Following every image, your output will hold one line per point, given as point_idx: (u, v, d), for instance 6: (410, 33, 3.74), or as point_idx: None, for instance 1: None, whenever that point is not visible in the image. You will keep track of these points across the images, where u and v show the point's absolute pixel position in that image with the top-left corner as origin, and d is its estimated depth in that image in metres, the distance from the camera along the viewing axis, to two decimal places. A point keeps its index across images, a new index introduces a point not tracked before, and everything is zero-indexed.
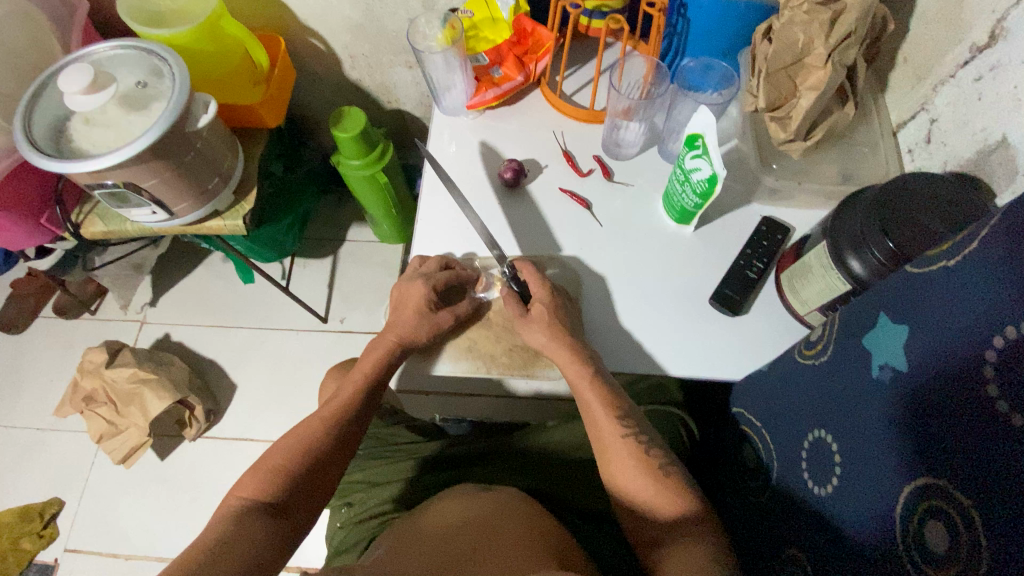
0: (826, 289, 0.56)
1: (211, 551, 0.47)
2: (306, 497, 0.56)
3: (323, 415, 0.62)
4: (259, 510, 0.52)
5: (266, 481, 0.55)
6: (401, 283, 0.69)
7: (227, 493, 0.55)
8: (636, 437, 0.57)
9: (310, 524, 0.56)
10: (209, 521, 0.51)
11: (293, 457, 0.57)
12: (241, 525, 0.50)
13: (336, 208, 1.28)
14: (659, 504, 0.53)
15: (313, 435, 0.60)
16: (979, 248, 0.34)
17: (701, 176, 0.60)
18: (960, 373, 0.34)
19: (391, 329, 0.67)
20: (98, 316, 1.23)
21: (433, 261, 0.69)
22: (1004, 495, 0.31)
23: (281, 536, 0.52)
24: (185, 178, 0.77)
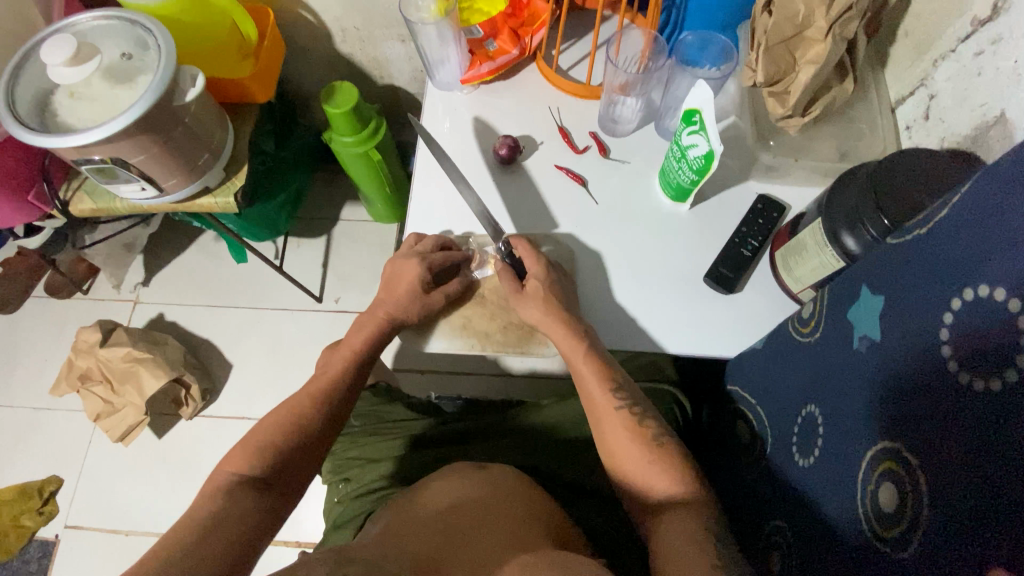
0: (820, 266, 0.56)
1: (201, 528, 0.47)
2: (294, 471, 0.56)
3: (309, 389, 0.62)
4: (250, 484, 0.53)
5: (254, 456, 0.55)
6: (394, 260, 0.68)
7: (215, 468, 0.55)
8: (630, 409, 0.58)
9: (297, 497, 0.56)
10: (199, 495, 0.51)
11: (282, 432, 0.57)
12: (231, 502, 0.50)
13: (329, 186, 1.27)
14: (654, 484, 0.54)
15: (304, 411, 0.59)
16: (946, 218, 0.35)
17: (698, 153, 0.60)
18: (923, 340, 0.36)
19: (382, 305, 0.67)
20: (91, 296, 1.23)
21: (427, 240, 0.69)
22: (965, 446, 0.32)
23: (269, 511, 0.52)
24: (174, 154, 0.75)
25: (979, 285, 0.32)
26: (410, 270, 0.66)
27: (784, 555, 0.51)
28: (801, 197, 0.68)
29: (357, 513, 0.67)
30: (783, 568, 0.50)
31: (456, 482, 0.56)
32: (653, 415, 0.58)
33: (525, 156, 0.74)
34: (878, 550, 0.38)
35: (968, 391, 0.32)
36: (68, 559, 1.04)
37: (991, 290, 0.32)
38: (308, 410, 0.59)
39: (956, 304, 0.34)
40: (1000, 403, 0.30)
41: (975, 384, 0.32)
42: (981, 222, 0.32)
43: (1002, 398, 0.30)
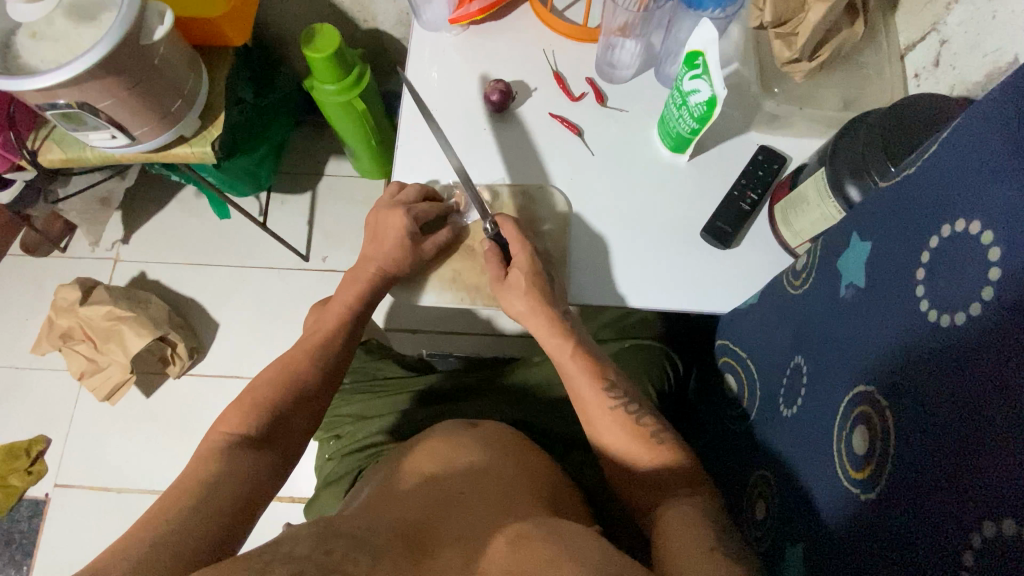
0: (822, 218, 0.54)
1: (207, 484, 0.47)
2: (292, 428, 0.56)
3: (302, 346, 0.62)
4: (248, 444, 0.52)
5: (251, 415, 0.55)
6: (378, 212, 0.66)
7: (209, 428, 0.54)
8: (625, 408, 0.56)
9: (297, 451, 0.57)
10: (196, 456, 0.50)
11: (280, 393, 0.57)
12: (232, 458, 0.50)
13: (313, 140, 1.22)
14: (633, 454, 0.53)
15: (297, 372, 0.59)
16: (933, 158, 0.35)
17: (700, 99, 0.57)
18: (903, 282, 0.36)
19: (368, 260, 0.66)
20: (69, 254, 1.18)
21: (412, 191, 0.66)
22: (939, 381, 0.32)
23: (273, 468, 0.52)
24: (144, 98, 0.70)
25: (957, 220, 0.33)
26: (396, 221, 0.64)
27: (768, 503, 0.50)
28: (804, 148, 0.67)
29: (349, 471, 0.67)
30: (763, 516, 0.50)
31: (456, 450, 0.54)
32: (650, 411, 0.56)
33: (517, 105, 0.71)
34: (848, 492, 0.38)
35: (942, 326, 0.32)
36: (61, 517, 1.04)
37: (968, 224, 0.32)
38: (301, 371, 0.59)
39: (933, 242, 0.34)
40: (980, 331, 0.30)
41: (948, 318, 0.32)
42: (967, 157, 0.32)
43: (974, 329, 0.30)
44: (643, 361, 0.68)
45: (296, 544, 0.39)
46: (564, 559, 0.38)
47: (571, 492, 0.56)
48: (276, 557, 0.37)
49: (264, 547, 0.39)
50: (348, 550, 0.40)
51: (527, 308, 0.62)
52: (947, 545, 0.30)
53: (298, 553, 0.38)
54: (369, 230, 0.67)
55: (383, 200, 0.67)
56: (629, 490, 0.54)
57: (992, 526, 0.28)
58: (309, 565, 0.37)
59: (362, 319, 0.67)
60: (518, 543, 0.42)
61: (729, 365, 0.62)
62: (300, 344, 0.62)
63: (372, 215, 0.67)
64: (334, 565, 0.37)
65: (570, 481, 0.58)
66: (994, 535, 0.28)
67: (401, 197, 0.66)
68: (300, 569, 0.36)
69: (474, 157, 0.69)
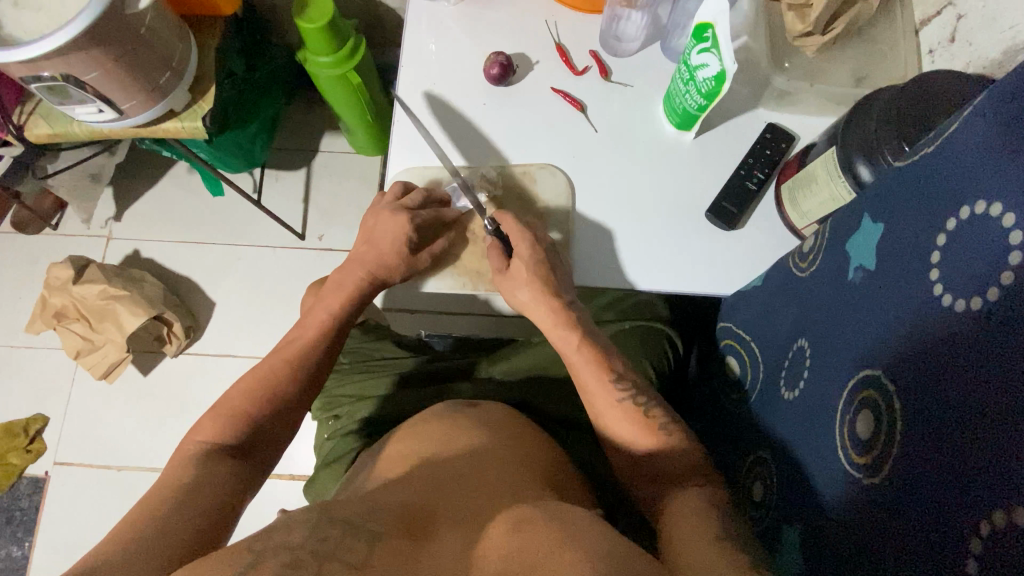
0: (831, 200, 0.53)
1: (179, 494, 0.45)
2: (269, 437, 0.55)
3: (279, 354, 0.60)
4: (221, 452, 0.51)
5: (227, 425, 0.54)
6: (377, 214, 0.65)
7: (183, 440, 0.53)
8: (633, 400, 0.54)
9: (272, 464, 0.56)
10: (171, 465, 0.49)
11: (253, 400, 0.56)
12: (206, 468, 0.49)
13: (308, 115, 1.19)
14: (635, 439, 0.53)
15: (277, 376, 0.58)
16: (953, 136, 0.34)
17: (708, 73, 0.55)
18: (916, 265, 0.35)
19: (359, 262, 0.65)
20: (60, 231, 1.16)
21: (416, 194, 0.65)
22: (949, 368, 0.31)
23: (247, 475, 0.51)
24: (132, 70, 0.68)
25: (976, 202, 0.31)
26: (396, 227, 0.63)
27: (766, 485, 0.50)
28: (811, 126, 0.65)
29: (349, 451, 0.67)
30: (761, 497, 0.50)
31: (461, 433, 0.54)
32: (658, 402, 0.55)
33: (518, 79, 0.69)
34: (850, 477, 0.38)
35: (956, 312, 0.32)
36: (62, 494, 1.05)
37: (987, 207, 0.31)
38: (282, 375, 0.58)
39: (950, 225, 0.33)
40: (993, 317, 0.29)
41: (962, 304, 0.31)
42: (990, 136, 0.31)
43: (990, 316, 0.30)
44: (644, 344, 0.68)
45: (290, 533, 0.39)
46: (568, 543, 0.38)
47: (569, 471, 0.56)
48: (269, 547, 0.37)
49: (255, 537, 0.39)
50: (344, 538, 0.39)
51: (530, 300, 0.60)
52: (953, 533, 0.30)
53: (291, 542, 0.38)
54: (364, 230, 0.67)
55: (382, 200, 0.67)
56: (634, 481, 0.53)
57: (1001, 516, 0.27)
58: (304, 553, 0.36)
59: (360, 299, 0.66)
60: (520, 527, 0.41)
61: (731, 348, 0.62)
62: (300, 337, 0.62)
63: (370, 216, 0.67)
64: (330, 553, 0.37)
65: (569, 462, 0.58)
66: (1003, 524, 0.27)
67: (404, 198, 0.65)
68: (294, 559, 0.36)
69: (473, 134, 0.68)
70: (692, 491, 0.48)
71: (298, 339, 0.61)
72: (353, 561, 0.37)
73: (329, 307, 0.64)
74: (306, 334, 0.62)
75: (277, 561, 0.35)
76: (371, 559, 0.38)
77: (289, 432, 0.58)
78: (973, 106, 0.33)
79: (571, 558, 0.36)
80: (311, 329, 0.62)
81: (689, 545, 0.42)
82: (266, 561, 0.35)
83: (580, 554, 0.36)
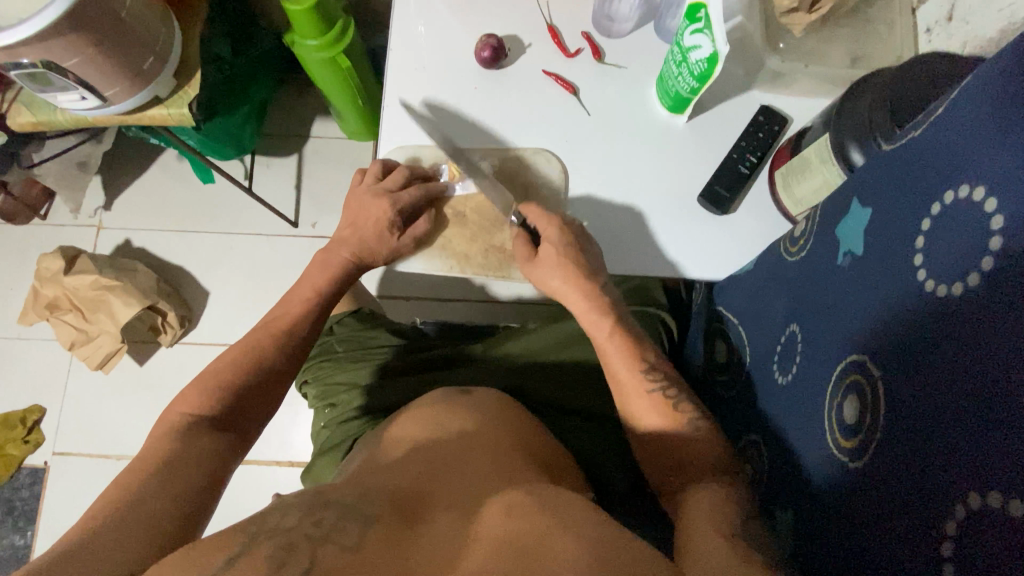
0: (824, 184, 0.53)
1: (163, 465, 0.46)
2: (251, 409, 0.56)
3: (267, 330, 0.61)
4: (204, 423, 0.52)
5: (211, 395, 0.54)
6: (360, 197, 0.66)
7: (166, 410, 0.53)
8: (664, 392, 0.54)
9: (254, 436, 0.56)
10: (154, 434, 0.50)
11: (241, 374, 0.57)
12: (189, 440, 0.49)
13: (298, 100, 1.17)
14: (644, 415, 0.54)
15: (262, 351, 0.59)
16: (940, 119, 0.34)
17: (701, 55, 0.55)
18: (903, 249, 0.35)
19: (344, 245, 0.66)
20: (50, 222, 1.15)
21: (396, 174, 0.65)
22: (930, 352, 0.32)
23: (228, 447, 0.51)
24: (113, 56, 0.67)
25: (961, 186, 0.31)
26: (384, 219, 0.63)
27: (757, 467, 0.51)
28: (806, 108, 0.65)
29: (343, 440, 0.67)
30: (752, 477, 0.51)
31: (452, 418, 0.55)
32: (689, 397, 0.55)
33: (510, 62, 0.68)
34: (836, 459, 0.39)
35: (939, 297, 0.32)
36: (62, 484, 1.06)
37: (971, 191, 0.31)
38: (264, 348, 0.59)
39: (935, 209, 0.33)
40: (971, 300, 0.30)
41: (944, 289, 0.32)
42: (974, 119, 0.31)
43: (969, 300, 0.30)
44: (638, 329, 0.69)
45: (283, 516, 0.39)
46: (567, 529, 0.38)
47: (563, 459, 0.57)
48: (263, 529, 0.37)
49: (252, 518, 0.39)
50: (338, 520, 0.39)
51: (560, 281, 0.60)
52: (933, 512, 0.30)
53: (285, 525, 0.38)
54: (348, 214, 0.67)
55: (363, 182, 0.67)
56: (655, 474, 0.54)
57: (977, 499, 0.28)
58: (298, 536, 0.37)
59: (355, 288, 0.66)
60: (511, 511, 0.41)
61: (723, 331, 0.62)
62: (287, 315, 0.63)
63: (353, 200, 0.67)
64: (324, 535, 0.37)
65: (560, 448, 0.59)
66: (979, 506, 0.28)
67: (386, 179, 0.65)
68: (288, 542, 0.36)
69: (465, 118, 0.67)
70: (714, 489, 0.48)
71: (283, 316, 0.63)
72: (348, 543, 0.37)
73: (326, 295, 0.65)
74: (290, 311, 0.63)
75: (271, 544, 0.36)
76: (365, 541, 0.38)
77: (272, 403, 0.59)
78: (960, 87, 0.33)
79: (565, 544, 0.36)
80: (302, 317, 0.63)
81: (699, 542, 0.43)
82: (260, 545, 0.36)
83: (574, 541, 0.37)
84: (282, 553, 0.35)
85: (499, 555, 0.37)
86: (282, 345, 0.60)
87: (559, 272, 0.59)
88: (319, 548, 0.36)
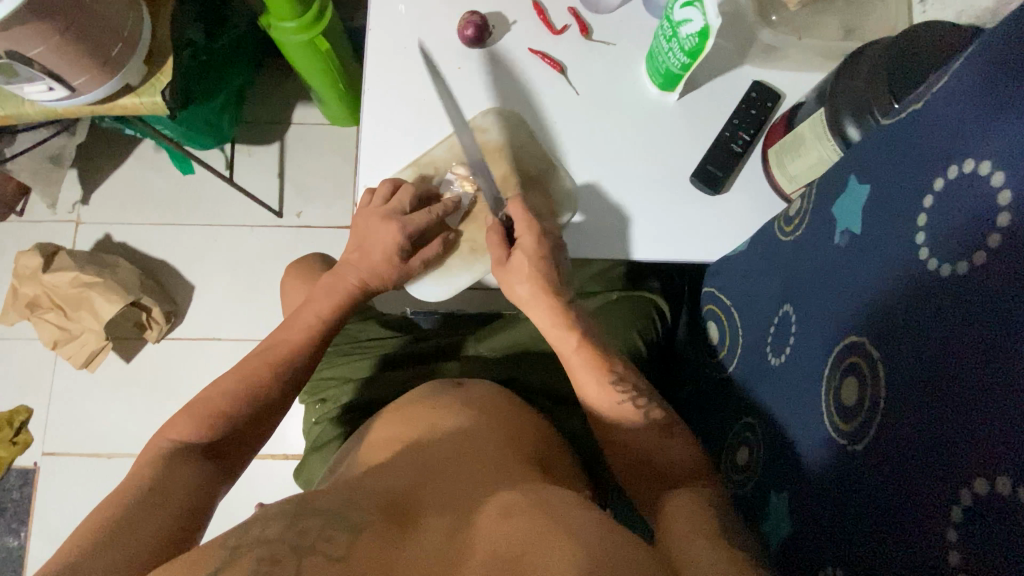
0: (820, 161, 0.51)
1: (144, 495, 0.44)
2: (243, 438, 0.54)
3: (262, 358, 0.59)
4: (193, 453, 0.50)
5: (201, 424, 0.52)
6: (368, 219, 0.62)
7: (155, 437, 0.52)
8: (633, 402, 0.53)
9: (245, 464, 0.55)
10: (139, 463, 0.48)
11: (233, 401, 0.55)
12: (172, 468, 0.48)
13: (277, 85, 1.14)
14: (620, 417, 0.53)
15: (257, 379, 0.56)
16: (943, 91, 0.32)
17: (692, 30, 0.53)
18: (904, 227, 0.34)
19: (353, 270, 0.64)
20: (26, 218, 1.12)
21: (406, 194, 0.62)
22: (932, 333, 0.31)
23: (216, 478, 0.50)
24: (79, 43, 0.63)
25: (966, 160, 0.30)
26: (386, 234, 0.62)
27: (751, 452, 0.50)
28: (798, 83, 0.63)
29: (336, 434, 0.66)
30: (747, 462, 0.50)
31: (443, 416, 0.54)
32: (659, 404, 0.54)
33: (494, 40, 0.66)
34: (833, 442, 0.38)
35: (942, 276, 0.31)
36: (53, 484, 1.04)
37: (977, 165, 0.29)
38: (260, 375, 0.57)
39: (938, 185, 0.32)
40: (973, 281, 0.29)
41: (948, 268, 0.31)
42: (978, 94, 0.30)
43: (975, 279, 0.29)
44: (631, 314, 0.68)
45: (267, 525, 0.38)
46: (558, 532, 0.37)
47: (558, 453, 0.56)
48: (247, 541, 0.36)
49: (235, 530, 0.38)
50: (326, 528, 0.38)
51: (528, 293, 0.58)
52: (935, 498, 0.30)
53: (269, 535, 0.37)
54: None
55: (371, 200, 0.63)
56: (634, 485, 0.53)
57: (983, 484, 0.27)
58: (282, 547, 0.35)
59: (341, 281, 0.65)
60: (509, 513, 0.40)
61: (715, 314, 0.61)
62: (289, 342, 0.61)
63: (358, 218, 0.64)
64: (311, 544, 0.36)
65: (553, 438, 0.58)
66: (985, 492, 0.27)
67: (395, 200, 0.62)
68: (272, 554, 0.35)
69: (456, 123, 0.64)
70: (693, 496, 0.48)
71: (280, 346, 0.60)
72: (335, 553, 0.36)
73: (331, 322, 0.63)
74: (291, 337, 0.61)
75: (255, 556, 0.34)
76: (354, 551, 0.37)
77: (265, 433, 0.57)
78: (963, 59, 0.31)
79: (557, 547, 0.35)
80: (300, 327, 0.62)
81: (683, 540, 0.43)
82: (244, 556, 0.35)
83: (565, 541, 0.35)
84: (267, 566, 0.34)
85: (489, 561, 0.35)
86: (278, 373, 0.58)
87: (527, 283, 0.58)
88: (305, 559, 0.35)
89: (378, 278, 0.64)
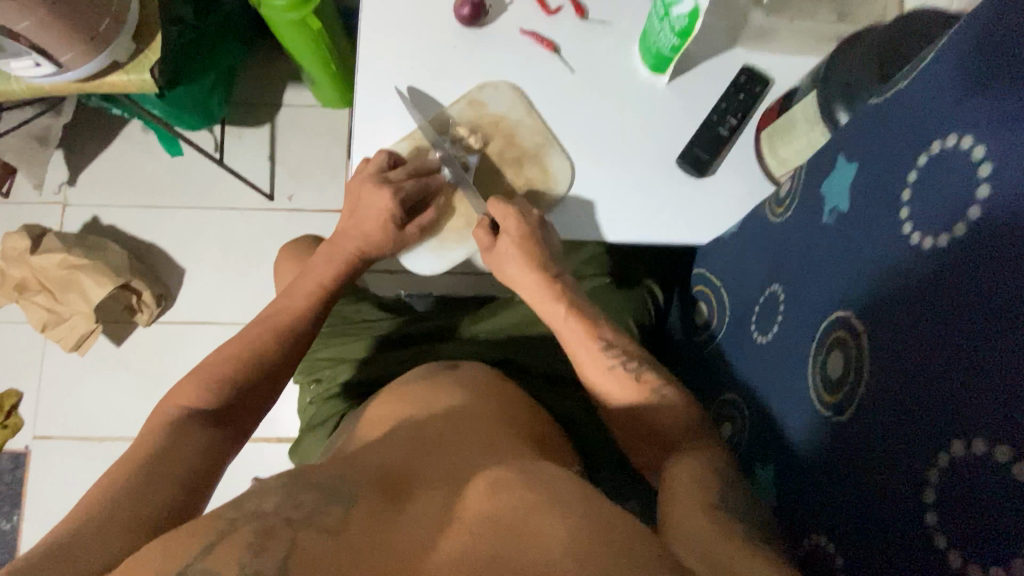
0: (808, 144, 0.53)
1: (149, 462, 0.44)
2: (249, 404, 0.54)
3: (267, 323, 0.59)
4: (198, 418, 0.50)
5: (206, 390, 0.53)
6: (362, 185, 0.64)
7: (161, 402, 0.52)
8: (624, 365, 0.54)
9: (251, 430, 0.55)
10: (145, 429, 0.49)
11: (238, 367, 0.55)
12: (178, 435, 0.48)
13: (269, 65, 1.12)
14: (619, 395, 0.53)
15: (260, 346, 0.57)
16: (927, 68, 0.33)
17: (682, 11, 0.52)
18: (889, 206, 0.35)
19: (349, 239, 0.66)
20: (12, 199, 1.10)
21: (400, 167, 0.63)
22: (915, 306, 0.32)
23: (223, 443, 0.50)
24: (66, 17, 0.63)
25: (948, 136, 0.31)
26: (379, 203, 0.62)
27: (737, 428, 0.51)
28: (788, 68, 0.64)
29: (329, 417, 0.67)
30: (733, 435, 0.52)
31: (437, 396, 0.55)
32: (652, 368, 0.54)
33: (490, 20, 0.65)
34: (818, 414, 0.39)
35: (923, 249, 0.32)
36: (45, 468, 1.04)
37: (959, 140, 0.30)
38: (264, 344, 0.57)
39: (922, 161, 0.33)
40: (951, 253, 0.30)
41: (930, 241, 0.31)
42: (961, 70, 0.30)
43: (956, 250, 0.30)
44: (624, 297, 0.69)
45: (262, 500, 0.38)
46: (550, 507, 0.37)
47: (549, 431, 0.57)
48: (242, 514, 0.37)
49: (230, 504, 0.38)
50: (317, 503, 0.38)
51: (521, 273, 0.60)
52: (913, 463, 0.31)
53: (263, 509, 0.37)
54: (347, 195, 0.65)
55: (367, 168, 0.64)
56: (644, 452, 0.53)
57: (960, 446, 0.29)
58: (275, 520, 0.36)
59: (339, 256, 0.65)
60: (495, 489, 0.40)
61: (703, 294, 0.62)
62: (285, 307, 0.61)
63: (355, 187, 0.64)
64: (303, 519, 0.36)
65: (544, 417, 0.60)
66: (962, 453, 0.28)
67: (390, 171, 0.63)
68: (266, 527, 0.35)
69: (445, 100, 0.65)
70: (691, 456, 0.47)
71: (282, 312, 0.60)
72: (328, 525, 0.36)
73: (330, 288, 0.64)
74: (286, 302, 0.62)
75: (250, 529, 0.35)
76: (346, 525, 0.37)
77: (270, 398, 0.57)
78: (949, 35, 0.32)
79: (550, 530, 0.35)
80: (296, 305, 0.61)
81: (679, 508, 0.42)
82: (238, 529, 0.35)
83: (560, 517, 0.36)
84: (261, 538, 0.34)
85: (481, 536, 0.36)
86: (280, 335, 0.58)
87: (525, 258, 0.59)
88: (298, 532, 0.35)
89: (369, 247, 0.65)
